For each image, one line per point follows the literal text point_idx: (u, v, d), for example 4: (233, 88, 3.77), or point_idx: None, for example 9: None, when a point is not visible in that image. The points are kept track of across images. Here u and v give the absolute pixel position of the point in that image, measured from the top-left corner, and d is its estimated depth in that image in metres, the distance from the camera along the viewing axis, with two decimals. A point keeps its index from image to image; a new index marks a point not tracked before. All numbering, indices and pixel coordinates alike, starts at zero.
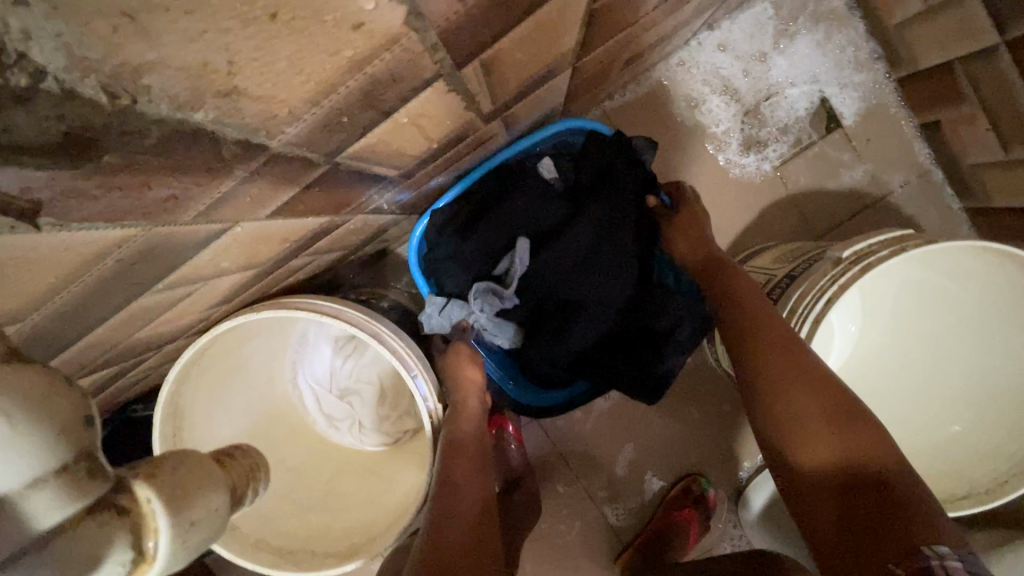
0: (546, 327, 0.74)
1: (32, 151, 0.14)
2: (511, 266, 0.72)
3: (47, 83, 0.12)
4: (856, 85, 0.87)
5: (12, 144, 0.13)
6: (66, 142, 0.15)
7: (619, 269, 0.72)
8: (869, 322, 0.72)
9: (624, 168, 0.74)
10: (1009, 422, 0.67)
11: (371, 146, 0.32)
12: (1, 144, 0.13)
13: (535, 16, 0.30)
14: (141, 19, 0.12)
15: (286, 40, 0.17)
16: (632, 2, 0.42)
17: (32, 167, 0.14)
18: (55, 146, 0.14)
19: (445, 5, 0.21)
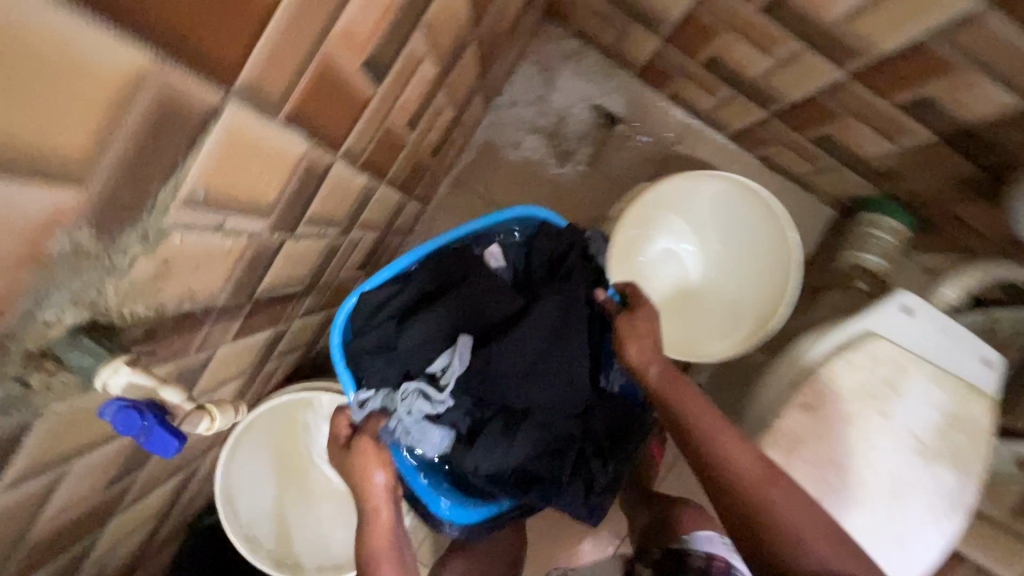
0: (493, 430, 0.84)
1: (140, 340, 0.42)
2: (448, 364, 0.83)
3: (145, 317, 0.41)
4: (614, 89, 1.18)
5: (135, 340, 0.41)
6: (150, 334, 0.43)
7: (563, 373, 0.84)
8: (663, 235, 1.07)
9: (571, 273, 0.91)
10: (752, 280, 1.02)
11: (271, 281, 0.60)
12: (132, 341, 0.41)
13: (321, 190, 0.58)
14: (165, 288, 0.41)
15: (208, 265, 0.44)
16: (392, 142, 0.71)
17: (141, 345, 0.43)
18: (147, 335, 0.43)
19: (263, 221, 0.49)
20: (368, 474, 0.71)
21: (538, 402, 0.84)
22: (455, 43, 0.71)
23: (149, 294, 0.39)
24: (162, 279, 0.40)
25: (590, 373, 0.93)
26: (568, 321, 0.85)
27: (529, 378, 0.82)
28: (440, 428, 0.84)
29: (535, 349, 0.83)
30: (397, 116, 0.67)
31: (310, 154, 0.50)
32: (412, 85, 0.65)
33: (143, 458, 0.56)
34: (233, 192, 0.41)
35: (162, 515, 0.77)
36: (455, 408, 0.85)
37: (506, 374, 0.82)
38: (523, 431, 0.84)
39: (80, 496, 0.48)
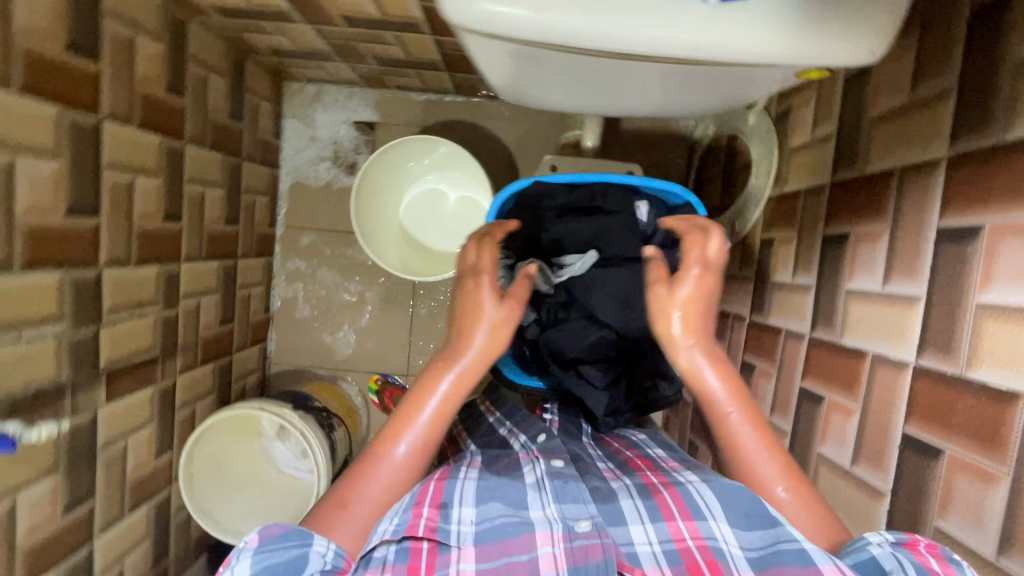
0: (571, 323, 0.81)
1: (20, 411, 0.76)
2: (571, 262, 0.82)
3: (13, 399, 0.75)
4: (358, 104, 1.48)
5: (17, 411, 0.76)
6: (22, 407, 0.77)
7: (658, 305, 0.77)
8: (372, 175, 1.34)
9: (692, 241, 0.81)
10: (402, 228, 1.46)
11: (112, 355, 0.93)
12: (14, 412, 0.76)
13: (106, 289, 0.90)
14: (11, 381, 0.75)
15: (33, 360, 0.78)
16: (163, 235, 1.04)
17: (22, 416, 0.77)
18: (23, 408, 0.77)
19: (61, 323, 0.82)
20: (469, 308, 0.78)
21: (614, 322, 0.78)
22: (164, 154, 1.02)
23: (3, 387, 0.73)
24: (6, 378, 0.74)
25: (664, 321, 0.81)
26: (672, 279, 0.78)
27: (621, 295, 0.77)
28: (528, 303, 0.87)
29: (635, 278, 0.78)
30: (145, 219, 0.98)
31: (67, 275, 0.82)
32: (142, 197, 0.97)
33: (87, 486, 0.90)
34: (12, 315, 0.74)
35: (155, 539, 1.11)
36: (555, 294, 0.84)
37: (596, 285, 0.78)
38: (586, 330, 0.80)
39: (40, 521, 0.81)
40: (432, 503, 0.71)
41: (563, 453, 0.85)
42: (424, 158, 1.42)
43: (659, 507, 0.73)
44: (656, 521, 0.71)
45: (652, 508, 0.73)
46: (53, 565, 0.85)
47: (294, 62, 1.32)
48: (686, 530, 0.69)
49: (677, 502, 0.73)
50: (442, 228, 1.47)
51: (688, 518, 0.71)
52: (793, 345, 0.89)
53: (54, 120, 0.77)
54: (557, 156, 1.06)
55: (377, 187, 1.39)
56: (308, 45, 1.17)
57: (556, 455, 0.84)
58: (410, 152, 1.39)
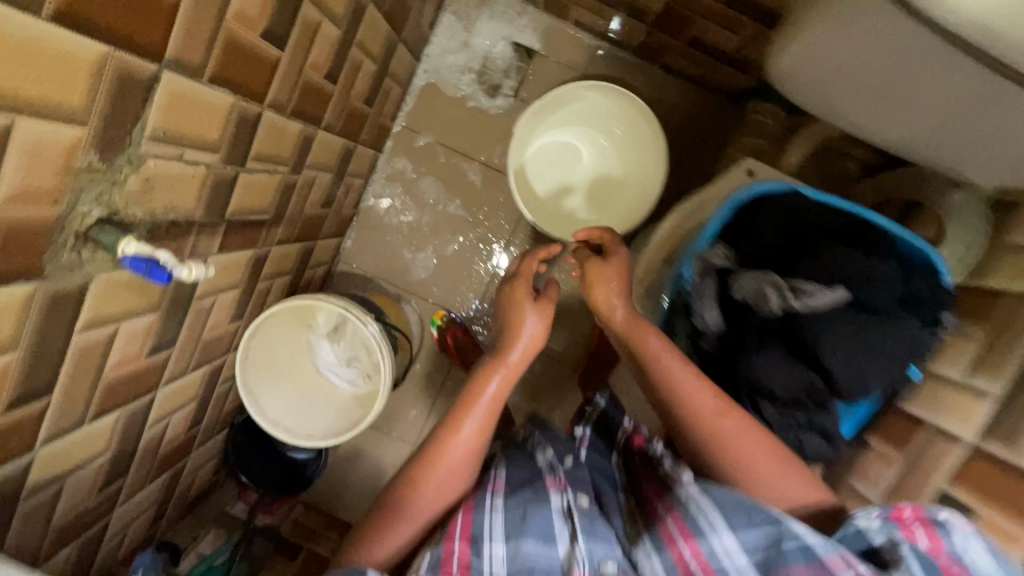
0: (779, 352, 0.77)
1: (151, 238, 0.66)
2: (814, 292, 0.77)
3: (150, 223, 0.65)
4: (527, 25, 1.34)
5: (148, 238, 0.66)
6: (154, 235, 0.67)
7: (882, 361, 0.74)
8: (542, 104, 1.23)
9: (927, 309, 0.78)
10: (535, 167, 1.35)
11: (239, 206, 0.83)
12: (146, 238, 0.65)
13: (260, 134, 0.79)
14: (156, 203, 0.64)
15: (181, 187, 0.67)
16: (319, 94, 0.92)
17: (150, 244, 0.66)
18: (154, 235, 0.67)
19: (216, 157, 0.71)
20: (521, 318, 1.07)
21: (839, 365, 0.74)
22: (350, 5, 0.89)
23: (147, 208, 0.63)
24: (153, 199, 0.63)
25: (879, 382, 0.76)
26: (907, 343, 0.74)
27: (852, 340, 0.73)
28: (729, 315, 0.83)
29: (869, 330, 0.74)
30: (314, 71, 0.86)
31: (240, 105, 0.71)
32: (320, 44, 0.85)
33: (174, 336, 0.81)
34: (188, 133, 0.64)
35: (200, 402, 1.04)
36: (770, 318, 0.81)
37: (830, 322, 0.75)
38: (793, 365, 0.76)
39: (130, 357, 0.73)
40: (461, 537, 0.72)
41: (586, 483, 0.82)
42: (624, 131, 1.32)
43: (661, 530, 0.73)
44: (660, 549, 0.71)
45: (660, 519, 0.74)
46: (122, 406, 0.77)
47: None
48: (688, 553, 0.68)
49: (675, 522, 0.71)
50: (592, 204, 1.35)
51: (688, 538, 0.69)
52: (943, 445, 0.84)
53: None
54: (756, 162, 0.96)
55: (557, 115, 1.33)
56: None
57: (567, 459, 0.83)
58: (578, 94, 1.27)
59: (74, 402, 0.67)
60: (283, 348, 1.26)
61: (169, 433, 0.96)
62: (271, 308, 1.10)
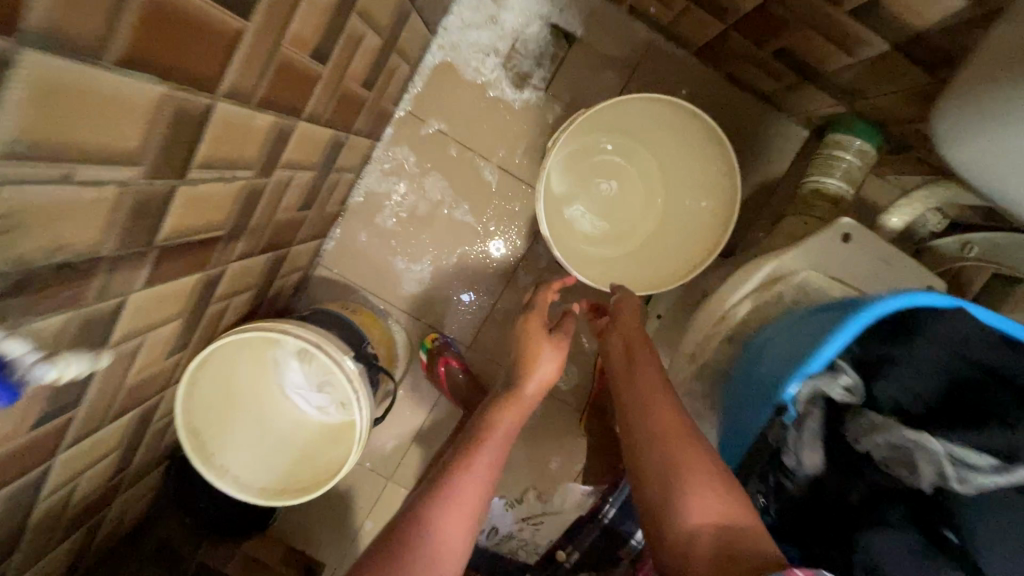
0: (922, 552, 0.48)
1: (22, 289, 0.44)
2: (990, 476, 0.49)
3: (18, 271, 0.43)
4: (571, 4, 1.09)
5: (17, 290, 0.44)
6: (28, 286, 0.45)
7: None
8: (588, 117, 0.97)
9: None
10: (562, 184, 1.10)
11: (176, 226, 0.61)
12: (12, 293, 0.44)
13: (208, 134, 0.56)
14: (25, 246, 0.42)
15: (73, 217, 0.45)
16: (299, 76, 0.68)
17: (20, 301, 0.45)
18: (27, 285, 0.45)
19: (133, 171, 0.49)
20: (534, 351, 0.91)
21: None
22: None
23: (6, 255, 0.41)
24: (18, 242, 0.41)
25: None
26: None
27: None
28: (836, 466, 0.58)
29: None
30: (292, 45, 0.62)
31: (173, 97, 0.48)
32: (303, 10, 0.61)
33: (76, 395, 0.60)
34: (74, 141, 0.41)
35: (125, 448, 0.83)
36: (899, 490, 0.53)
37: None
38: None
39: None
40: None
41: None
42: (687, 157, 1.05)
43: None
44: None
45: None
46: None
47: None
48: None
49: None
50: (638, 245, 1.12)
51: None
52: None
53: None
54: (856, 224, 0.75)
55: (601, 124, 1.07)
56: None
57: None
58: (636, 105, 1.01)
59: None
60: (245, 373, 1.05)
61: (79, 491, 0.76)
62: (224, 335, 0.89)
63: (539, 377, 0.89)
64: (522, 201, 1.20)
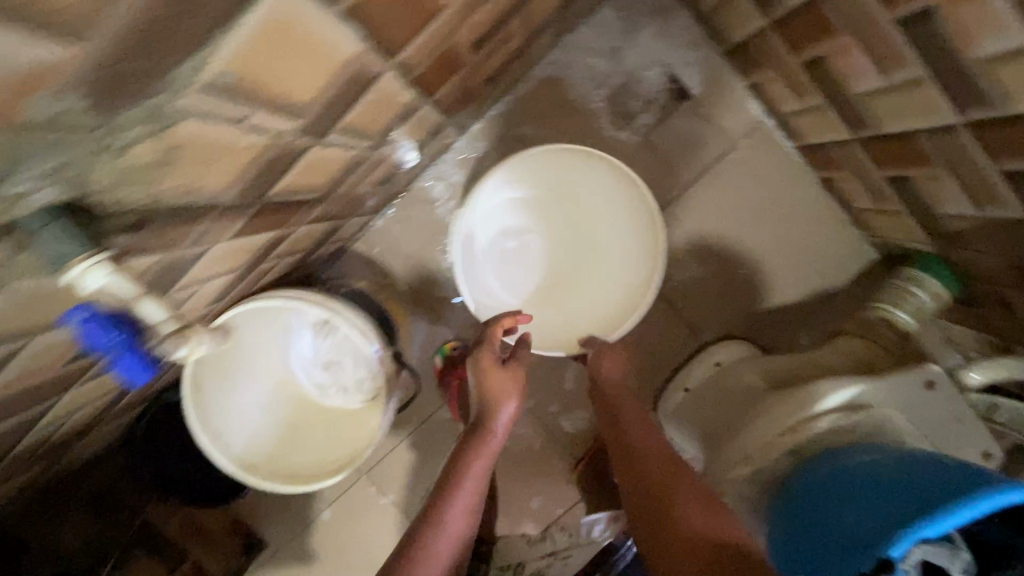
0: None
1: (140, 226, 0.37)
2: None
3: (148, 206, 0.36)
4: (696, 62, 1.07)
5: (136, 226, 0.37)
6: (146, 223, 0.38)
7: None
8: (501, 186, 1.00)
9: None
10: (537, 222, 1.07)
11: (286, 185, 0.54)
12: (131, 228, 0.37)
13: (361, 100, 0.50)
14: (168, 183, 0.35)
15: (220, 161, 0.38)
16: (452, 61, 0.63)
17: (132, 237, 0.38)
18: (145, 222, 0.38)
19: (291, 124, 0.42)
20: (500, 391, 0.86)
21: None
22: None
23: (150, 188, 0.34)
24: (166, 177, 0.34)
25: None
26: None
27: None
28: None
29: None
30: (465, 30, 0.57)
31: (361, 57, 0.42)
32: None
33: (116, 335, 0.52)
34: (268, 83, 0.35)
35: (123, 389, 0.74)
36: None
37: None
38: None
39: (37, 368, 0.45)
40: None
41: None
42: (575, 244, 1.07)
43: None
44: None
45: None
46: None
47: None
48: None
49: None
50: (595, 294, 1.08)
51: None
52: None
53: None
54: (943, 377, 0.74)
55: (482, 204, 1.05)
56: None
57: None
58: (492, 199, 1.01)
59: None
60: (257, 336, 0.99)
61: (62, 426, 0.67)
62: (263, 295, 0.83)
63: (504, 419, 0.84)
64: None
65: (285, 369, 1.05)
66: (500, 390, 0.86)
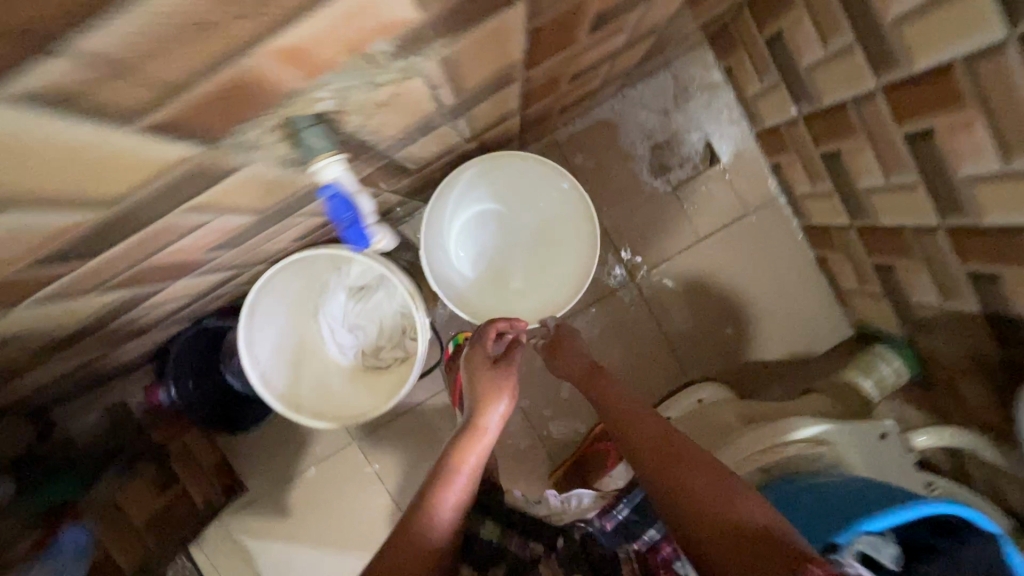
0: None
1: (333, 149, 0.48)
2: None
3: (348, 135, 0.47)
4: (730, 135, 1.24)
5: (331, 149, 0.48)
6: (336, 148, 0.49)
7: None
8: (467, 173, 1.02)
9: None
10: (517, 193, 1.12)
11: (409, 150, 0.65)
12: None
13: (490, 97, 0.63)
14: (371, 121, 0.47)
15: (400, 116, 0.50)
16: (552, 84, 0.76)
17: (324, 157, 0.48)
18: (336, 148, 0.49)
19: (449, 101, 0.54)
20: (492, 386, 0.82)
21: None
22: (645, 23, 0.74)
23: (363, 122, 0.45)
24: (374, 117, 0.46)
25: None
26: None
27: None
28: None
29: None
30: (573, 62, 0.71)
31: (513, 63, 0.55)
32: (599, 42, 0.70)
33: (242, 239, 0.62)
34: (462, 67, 0.47)
35: (194, 298, 0.82)
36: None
37: None
38: None
39: (193, 248, 0.54)
40: None
41: None
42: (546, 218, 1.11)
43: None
44: None
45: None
46: (135, 286, 0.57)
47: (756, 55, 1.06)
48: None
49: None
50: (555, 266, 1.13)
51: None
52: None
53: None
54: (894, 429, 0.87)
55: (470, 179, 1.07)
56: (819, 76, 0.92)
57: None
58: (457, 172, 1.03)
59: (104, 271, 0.47)
60: (299, 287, 1.08)
61: (143, 317, 0.74)
62: (332, 247, 0.94)
63: (496, 416, 0.81)
64: (609, 263, 1.27)
65: (314, 326, 1.15)
66: (491, 388, 0.83)
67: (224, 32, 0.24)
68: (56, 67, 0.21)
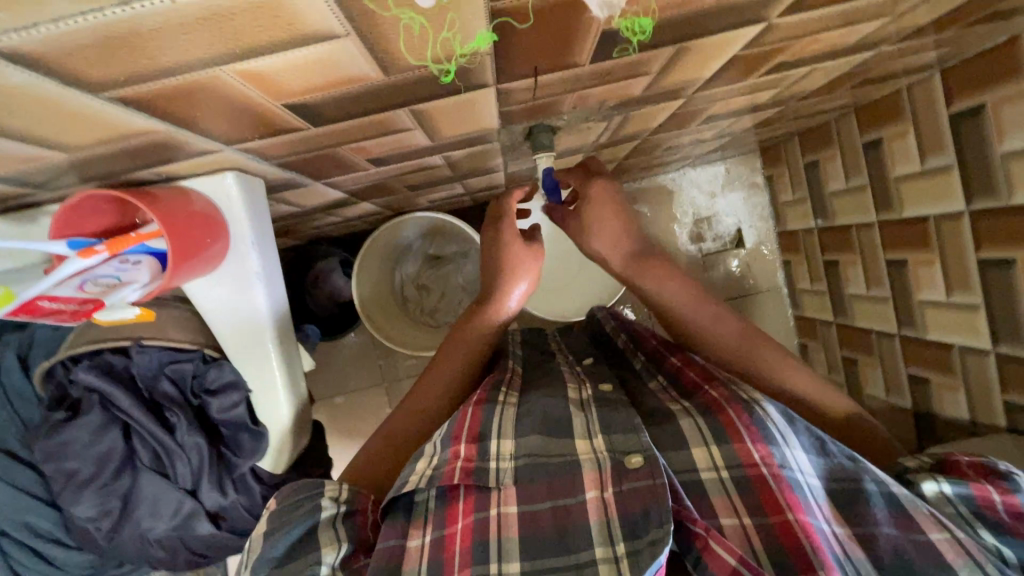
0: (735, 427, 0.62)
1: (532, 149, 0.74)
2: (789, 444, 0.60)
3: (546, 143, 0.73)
4: (758, 228, 1.52)
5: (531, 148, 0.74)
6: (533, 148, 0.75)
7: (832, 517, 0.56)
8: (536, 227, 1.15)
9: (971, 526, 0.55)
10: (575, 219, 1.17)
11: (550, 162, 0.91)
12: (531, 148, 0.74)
13: (618, 147, 0.90)
14: (564, 139, 0.73)
15: (576, 140, 0.76)
16: (653, 150, 1.04)
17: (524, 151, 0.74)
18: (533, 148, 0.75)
19: (602, 140, 0.81)
20: (516, 271, 0.79)
21: (785, 475, 0.57)
22: (731, 127, 1.03)
23: (562, 138, 0.72)
24: (568, 137, 0.72)
25: (808, 483, 0.58)
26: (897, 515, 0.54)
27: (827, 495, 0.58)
28: (743, 408, 0.63)
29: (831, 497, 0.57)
30: (675, 140, 0.99)
31: (649, 131, 0.83)
32: (696, 133, 0.99)
33: (421, 186, 0.86)
34: (630, 125, 0.74)
35: (340, 221, 1.05)
36: (749, 412, 0.62)
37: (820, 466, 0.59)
38: (756, 443, 0.59)
39: (404, 181, 0.78)
40: (468, 437, 0.62)
41: (426, 447, 0.64)
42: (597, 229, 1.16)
43: (723, 425, 0.63)
44: (437, 540, 0.57)
45: (698, 507, 0.59)
46: (352, 195, 0.81)
47: (797, 174, 1.35)
48: (755, 454, 0.59)
49: (464, 545, 0.56)
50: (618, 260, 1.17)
51: (759, 441, 0.60)
52: None
53: (812, 80, 0.78)
54: None
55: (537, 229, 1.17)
56: (837, 201, 1.21)
57: (491, 471, 0.61)
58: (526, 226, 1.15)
59: (369, 177, 0.71)
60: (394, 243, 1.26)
61: (309, 222, 0.97)
62: (441, 216, 1.20)
63: (516, 297, 0.81)
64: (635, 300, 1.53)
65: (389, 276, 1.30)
66: (515, 266, 0.80)
67: (586, 83, 0.51)
68: (520, 84, 0.47)
